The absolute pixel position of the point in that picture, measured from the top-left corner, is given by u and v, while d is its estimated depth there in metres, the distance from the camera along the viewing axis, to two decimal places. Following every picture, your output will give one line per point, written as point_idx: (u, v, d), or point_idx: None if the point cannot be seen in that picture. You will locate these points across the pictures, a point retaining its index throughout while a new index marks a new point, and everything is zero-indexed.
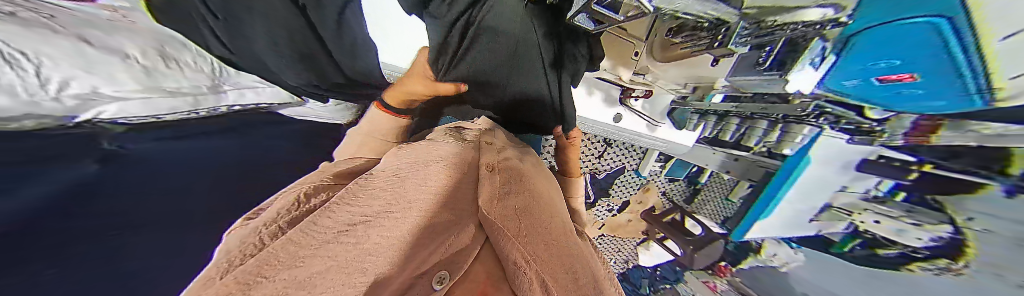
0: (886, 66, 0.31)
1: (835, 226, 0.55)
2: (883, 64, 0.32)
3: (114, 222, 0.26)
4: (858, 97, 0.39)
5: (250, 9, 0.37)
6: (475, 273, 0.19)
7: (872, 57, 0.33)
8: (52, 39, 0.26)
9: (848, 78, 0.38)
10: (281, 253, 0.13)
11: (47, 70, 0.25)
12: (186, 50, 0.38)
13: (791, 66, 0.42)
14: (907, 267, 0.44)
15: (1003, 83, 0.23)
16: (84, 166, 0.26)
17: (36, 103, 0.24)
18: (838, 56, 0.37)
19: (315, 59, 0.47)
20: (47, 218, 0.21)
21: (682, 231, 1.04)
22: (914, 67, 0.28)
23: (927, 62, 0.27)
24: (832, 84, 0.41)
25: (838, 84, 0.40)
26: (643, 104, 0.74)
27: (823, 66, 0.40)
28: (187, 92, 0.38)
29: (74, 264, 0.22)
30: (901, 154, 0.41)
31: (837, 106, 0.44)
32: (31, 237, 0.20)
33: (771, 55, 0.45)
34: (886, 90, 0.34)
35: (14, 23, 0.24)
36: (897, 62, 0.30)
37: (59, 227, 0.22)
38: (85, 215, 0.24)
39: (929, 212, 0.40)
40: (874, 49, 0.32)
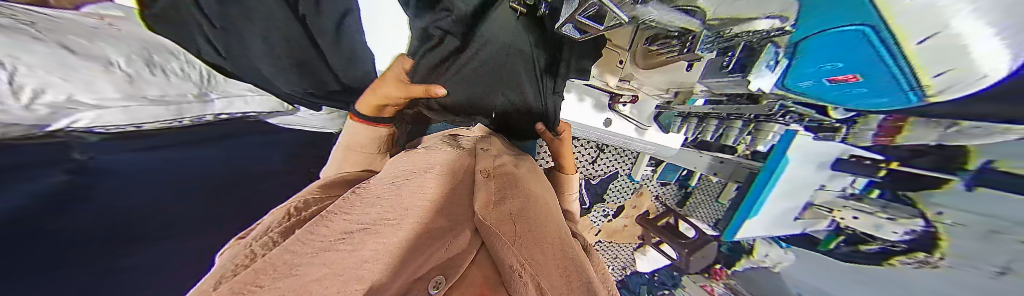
0: (831, 69, 0.32)
1: (820, 224, 0.57)
2: (828, 67, 0.32)
3: (90, 235, 0.24)
4: (818, 97, 0.40)
5: (252, 20, 0.42)
6: (472, 277, 0.19)
7: (818, 61, 0.33)
8: (28, 44, 0.23)
9: (803, 79, 0.37)
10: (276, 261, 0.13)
11: (21, 77, 0.22)
12: (174, 58, 0.38)
13: (751, 70, 0.43)
14: (888, 262, 0.45)
15: (929, 81, 0.26)
16: (55, 175, 0.24)
17: (4, 110, 0.20)
18: (790, 60, 0.36)
19: (310, 65, 0.50)
20: (29, 225, 0.20)
21: (676, 233, 1.04)
22: (858, 71, 0.30)
23: (868, 68, 0.28)
24: (790, 84, 0.40)
25: (794, 84, 0.40)
26: (632, 110, 0.76)
27: (776, 68, 0.39)
28: (169, 101, 0.35)
29: (50, 275, 0.20)
30: (869, 153, 0.45)
31: (800, 105, 0.46)
32: (12, 244, 0.18)
33: (733, 61, 0.46)
34: (836, 89, 0.35)
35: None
36: (841, 64, 0.30)
37: (40, 234, 0.21)
38: (65, 224, 0.23)
39: (901, 208, 0.43)
40: (819, 54, 0.32)
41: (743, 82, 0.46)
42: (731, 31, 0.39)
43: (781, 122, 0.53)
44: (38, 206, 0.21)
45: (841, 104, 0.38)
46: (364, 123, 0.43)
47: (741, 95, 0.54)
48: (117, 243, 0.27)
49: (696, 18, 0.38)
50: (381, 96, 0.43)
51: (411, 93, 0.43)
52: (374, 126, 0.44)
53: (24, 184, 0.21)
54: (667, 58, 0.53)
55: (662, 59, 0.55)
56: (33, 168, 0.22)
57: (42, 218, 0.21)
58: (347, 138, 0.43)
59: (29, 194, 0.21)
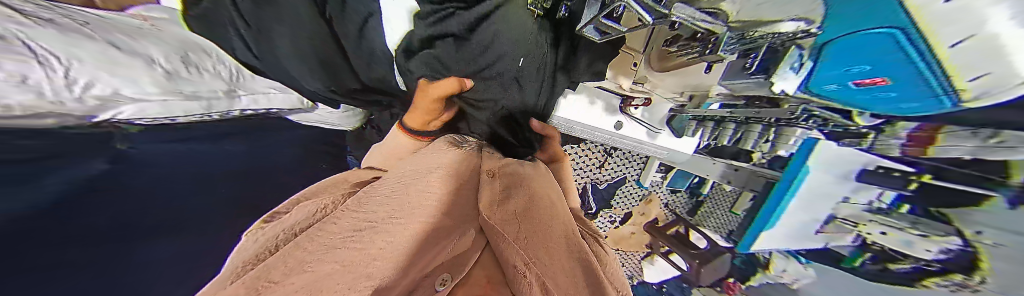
0: (858, 71, 0.29)
1: (843, 239, 0.55)
2: (855, 69, 0.29)
3: (114, 224, 0.26)
4: (845, 103, 0.38)
5: (280, 20, 0.43)
6: (476, 277, 0.19)
7: (845, 63, 0.30)
8: (78, 41, 0.25)
9: (828, 82, 0.35)
10: (284, 263, 0.13)
11: (75, 72, 0.24)
12: (207, 57, 0.40)
13: (774, 70, 0.40)
14: (922, 283, 0.41)
15: (964, 85, 0.21)
16: (94, 166, 0.26)
17: (59, 103, 0.22)
18: (815, 62, 0.35)
19: (333, 64, 0.51)
20: (52, 219, 0.21)
21: (687, 244, 1.03)
22: (885, 73, 0.27)
23: (898, 71, 0.25)
24: (814, 88, 0.38)
25: (819, 87, 0.37)
26: (643, 112, 0.74)
27: (802, 70, 0.37)
28: (204, 96, 0.37)
29: (62, 271, 0.21)
30: (898, 165, 0.42)
31: (825, 109, 0.44)
32: (32, 235, 0.19)
33: (756, 61, 0.44)
34: (865, 93, 0.32)
35: (47, 27, 0.24)
36: (869, 68, 0.28)
37: (60, 228, 0.21)
38: (90, 217, 0.24)
39: (931, 224, 0.40)
40: (842, 56, 0.30)
41: (764, 84, 0.43)
42: (755, 33, 0.39)
43: (804, 127, 0.52)
44: (70, 197, 0.23)
45: (869, 108, 0.36)
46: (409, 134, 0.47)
47: (761, 98, 0.51)
48: (137, 235, 0.28)
49: (720, 20, 0.36)
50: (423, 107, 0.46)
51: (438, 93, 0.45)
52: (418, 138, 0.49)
53: (53, 180, 0.22)
54: (687, 61, 0.52)
55: (678, 62, 0.55)
56: (61, 162, 0.23)
57: (73, 207, 0.23)
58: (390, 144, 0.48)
59: (57, 188, 0.22)
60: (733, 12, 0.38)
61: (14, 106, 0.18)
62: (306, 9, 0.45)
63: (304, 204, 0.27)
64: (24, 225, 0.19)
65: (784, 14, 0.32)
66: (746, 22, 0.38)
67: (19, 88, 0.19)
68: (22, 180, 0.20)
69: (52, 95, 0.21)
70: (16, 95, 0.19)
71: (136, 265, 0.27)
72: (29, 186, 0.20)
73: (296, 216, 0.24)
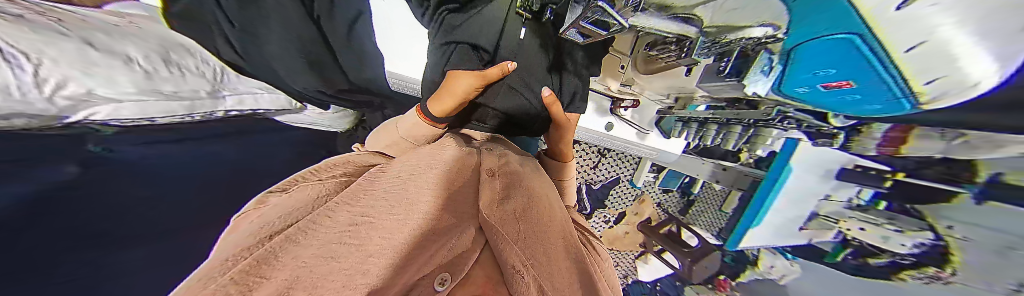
0: (825, 75, 0.30)
1: (826, 235, 0.56)
2: (821, 73, 0.31)
3: (90, 225, 0.25)
4: (818, 105, 0.39)
5: (265, 18, 0.42)
6: (475, 277, 0.19)
7: (812, 67, 0.32)
8: (52, 38, 0.24)
9: (798, 85, 0.36)
10: (269, 262, 0.13)
11: (46, 71, 0.23)
12: (190, 56, 0.38)
13: (746, 74, 0.42)
14: (897, 276, 0.42)
15: (922, 88, 0.22)
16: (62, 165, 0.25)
17: (29, 103, 0.21)
18: (783, 67, 0.36)
19: (322, 64, 0.50)
20: (21, 222, 0.20)
21: (679, 243, 1.04)
22: (850, 78, 0.28)
23: (863, 75, 0.26)
24: (785, 90, 0.40)
25: (791, 90, 0.38)
26: (633, 114, 0.76)
27: (772, 73, 0.39)
28: (185, 96, 0.36)
29: (32, 277, 0.20)
30: (877, 164, 0.44)
31: (800, 110, 0.45)
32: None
33: (728, 65, 0.46)
34: (831, 96, 0.33)
35: (17, 24, 0.23)
36: (834, 71, 0.29)
37: (31, 230, 0.20)
38: (61, 219, 0.23)
39: (910, 220, 0.41)
40: (811, 60, 0.31)
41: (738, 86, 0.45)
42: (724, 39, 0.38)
43: (779, 128, 0.54)
44: (47, 196, 0.22)
45: (839, 111, 0.37)
46: (428, 120, 0.46)
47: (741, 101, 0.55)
48: (113, 239, 0.27)
49: (693, 26, 0.38)
50: (460, 93, 0.46)
51: (490, 78, 0.47)
52: (434, 125, 0.47)
53: (28, 181, 0.21)
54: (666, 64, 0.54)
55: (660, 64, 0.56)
56: (32, 162, 0.22)
57: (47, 208, 0.22)
58: (405, 130, 0.46)
59: (29, 188, 0.21)
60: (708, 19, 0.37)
61: None
62: (297, 11, 0.44)
63: (301, 193, 0.27)
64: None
65: (755, 20, 0.32)
66: (719, 28, 0.37)
67: None
68: None
69: (20, 95, 0.21)
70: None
71: (110, 272, 0.26)
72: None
73: (291, 205, 0.24)
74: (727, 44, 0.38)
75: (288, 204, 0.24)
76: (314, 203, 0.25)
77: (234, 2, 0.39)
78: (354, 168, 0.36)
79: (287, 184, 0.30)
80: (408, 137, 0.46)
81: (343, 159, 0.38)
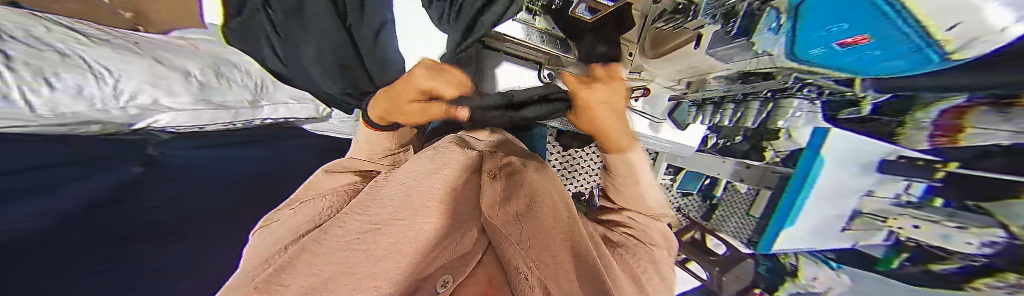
0: (838, 31, 0.30)
1: (875, 237, 0.51)
2: (834, 29, 0.30)
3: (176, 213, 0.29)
4: (829, 68, 0.37)
5: (306, 30, 0.50)
6: (476, 277, 0.22)
7: (826, 23, 0.30)
8: (128, 58, 0.29)
9: (812, 46, 0.35)
10: (287, 270, 0.13)
11: (122, 84, 0.27)
12: (236, 69, 0.44)
13: (753, 34, 0.42)
14: (972, 285, 0.36)
15: (943, 34, 0.23)
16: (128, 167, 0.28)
17: (108, 112, 0.25)
18: (794, 23, 0.35)
19: (352, 70, 0.54)
20: (123, 202, 0.23)
21: (703, 251, 0.97)
22: (868, 30, 0.27)
23: (878, 24, 0.26)
24: (800, 54, 0.37)
25: (805, 53, 0.37)
26: (644, 105, 0.72)
27: (780, 31, 0.38)
28: (231, 106, 0.40)
29: None
30: (921, 154, 0.39)
31: (826, 77, 0.41)
32: (116, 219, 0.21)
33: (736, 27, 0.45)
34: (849, 54, 0.32)
35: (105, 48, 0.28)
36: (847, 25, 0.28)
37: (144, 206, 0.25)
38: (161, 196, 0.26)
39: (971, 216, 0.36)
40: (826, 14, 0.30)
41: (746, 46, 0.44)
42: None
43: (800, 97, 0.51)
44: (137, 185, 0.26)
45: (857, 71, 0.35)
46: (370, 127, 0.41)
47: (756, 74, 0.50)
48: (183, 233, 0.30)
49: None
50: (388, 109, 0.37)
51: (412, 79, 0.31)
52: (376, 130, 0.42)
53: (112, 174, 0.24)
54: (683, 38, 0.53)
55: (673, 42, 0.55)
56: (109, 163, 0.25)
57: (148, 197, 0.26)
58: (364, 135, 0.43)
59: (118, 179, 0.24)
60: None
61: (66, 113, 0.21)
62: (332, 24, 0.52)
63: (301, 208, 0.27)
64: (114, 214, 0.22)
65: None
66: None
67: (69, 98, 0.22)
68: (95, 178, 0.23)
69: (103, 105, 0.25)
70: (70, 105, 0.22)
71: None
72: (87, 182, 0.22)
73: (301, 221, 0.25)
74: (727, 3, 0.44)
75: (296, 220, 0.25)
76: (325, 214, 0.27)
77: (286, 17, 0.50)
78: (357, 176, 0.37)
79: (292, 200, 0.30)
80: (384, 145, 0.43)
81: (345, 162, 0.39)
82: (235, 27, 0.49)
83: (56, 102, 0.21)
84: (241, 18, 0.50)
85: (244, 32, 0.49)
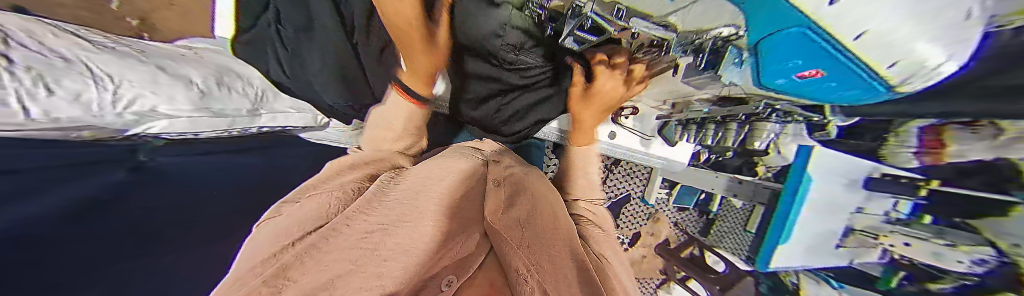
0: (794, 66, 0.28)
1: (869, 254, 0.51)
2: (790, 64, 0.28)
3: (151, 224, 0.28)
4: (797, 95, 0.36)
5: (310, 43, 0.51)
6: (478, 280, 0.19)
7: (781, 58, 0.28)
8: (133, 65, 0.30)
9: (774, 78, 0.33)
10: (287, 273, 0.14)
11: (122, 90, 0.27)
12: (239, 80, 0.43)
13: (719, 67, 0.38)
14: None
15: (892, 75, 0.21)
16: (115, 177, 0.28)
17: (101, 117, 0.25)
18: (754, 58, 0.31)
19: (353, 82, 0.57)
20: (85, 219, 0.23)
21: (703, 268, 0.95)
22: (823, 66, 0.25)
23: (836, 67, 0.24)
24: (768, 84, 0.35)
25: (770, 82, 0.34)
26: (633, 122, 0.75)
27: (744, 65, 0.35)
28: (229, 114, 0.39)
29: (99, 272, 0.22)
30: (901, 171, 0.41)
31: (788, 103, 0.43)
32: (69, 234, 0.21)
33: (702, 61, 0.40)
34: (810, 85, 0.30)
35: (112, 54, 0.28)
36: (801, 61, 0.26)
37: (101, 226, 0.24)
38: (124, 216, 0.26)
39: (960, 232, 0.36)
40: (778, 51, 0.27)
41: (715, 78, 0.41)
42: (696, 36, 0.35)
43: (774, 121, 0.54)
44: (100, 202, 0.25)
45: (811, 97, 0.35)
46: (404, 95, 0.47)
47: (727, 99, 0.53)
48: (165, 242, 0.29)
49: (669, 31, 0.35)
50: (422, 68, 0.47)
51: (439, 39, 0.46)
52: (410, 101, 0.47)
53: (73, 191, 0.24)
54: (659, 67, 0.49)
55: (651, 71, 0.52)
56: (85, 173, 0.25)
57: (112, 213, 0.25)
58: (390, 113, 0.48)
59: (76, 196, 0.23)
60: (680, 22, 0.34)
61: (60, 118, 0.21)
62: (338, 39, 0.51)
63: (313, 196, 0.29)
64: (64, 227, 0.20)
65: (716, 21, 0.30)
66: (691, 32, 0.35)
67: (66, 103, 0.22)
68: (51, 190, 0.21)
69: (98, 110, 0.25)
70: (64, 109, 0.22)
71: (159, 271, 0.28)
72: (42, 195, 0.21)
73: (304, 216, 0.25)
74: (696, 43, 0.36)
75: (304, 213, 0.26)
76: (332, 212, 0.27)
77: (292, 29, 0.49)
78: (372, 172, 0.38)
79: (306, 188, 0.32)
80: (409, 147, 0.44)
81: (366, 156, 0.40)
82: (238, 39, 0.48)
83: (54, 106, 0.21)
84: (249, 33, 0.49)
85: (246, 42, 0.49)
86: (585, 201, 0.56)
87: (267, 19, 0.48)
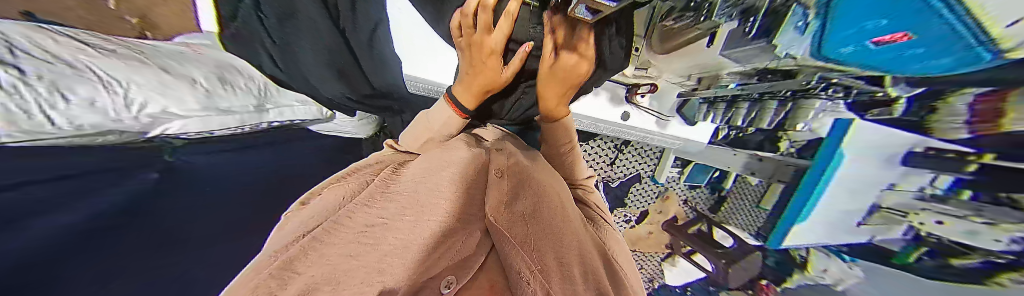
0: (875, 28, 0.30)
1: (892, 233, 0.49)
2: (870, 25, 0.30)
3: (157, 226, 0.29)
4: (869, 67, 0.36)
5: (299, 33, 0.47)
6: (480, 280, 0.24)
7: (862, 19, 0.30)
8: (137, 68, 0.30)
9: (842, 46, 0.35)
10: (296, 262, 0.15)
11: (133, 94, 0.27)
12: (239, 75, 0.44)
13: (776, 34, 0.42)
14: (994, 280, 0.35)
15: (1002, 34, 0.22)
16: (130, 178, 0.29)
17: (120, 121, 0.26)
18: (826, 21, 0.35)
19: (348, 73, 0.54)
20: (108, 230, 0.25)
21: (710, 243, 0.95)
22: (909, 27, 0.27)
23: (923, 20, 0.26)
24: (828, 53, 0.37)
25: (834, 51, 0.36)
26: (651, 101, 0.70)
27: (807, 31, 0.38)
28: (237, 111, 0.41)
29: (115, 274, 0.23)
30: (951, 145, 0.36)
31: (847, 77, 0.41)
32: (71, 245, 0.21)
33: (756, 25, 0.44)
34: (886, 53, 0.32)
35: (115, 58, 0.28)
36: (886, 21, 0.29)
37: (120, 235, 0.26)
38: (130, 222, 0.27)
39: (1004, 209, 0.33)
40: (863, 8, 0.30)
41: (768, 47, 0.44)
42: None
43: (824, 97, 0.48)
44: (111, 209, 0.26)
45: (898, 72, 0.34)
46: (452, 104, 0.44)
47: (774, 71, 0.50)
48: (173, 244, 0.30)
49: None
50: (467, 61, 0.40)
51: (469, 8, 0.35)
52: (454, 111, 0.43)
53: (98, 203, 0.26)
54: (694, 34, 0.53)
55: (687, 37, 0.54)
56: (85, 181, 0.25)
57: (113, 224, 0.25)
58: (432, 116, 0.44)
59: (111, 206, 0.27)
60: None
61: (84, 125, 0.22)
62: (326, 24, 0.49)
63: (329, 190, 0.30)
64: (64, 236, 0.21)
65: None
66: None
67: (87, 110, 0.23)
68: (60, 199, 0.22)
69: (115, 115, 0.25)
70: (84, 117, 0.22)
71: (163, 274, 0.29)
72: (52, 204, 0.21)
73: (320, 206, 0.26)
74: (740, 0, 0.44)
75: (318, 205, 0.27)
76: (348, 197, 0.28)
77: (276, 18, 0.46)
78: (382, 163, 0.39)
79: (336, 179, 0.34)
80: (443, 131, 0.44)
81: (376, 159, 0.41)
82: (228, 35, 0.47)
83: (75, 114, 0.21)
84: (236, 21, 0.46)
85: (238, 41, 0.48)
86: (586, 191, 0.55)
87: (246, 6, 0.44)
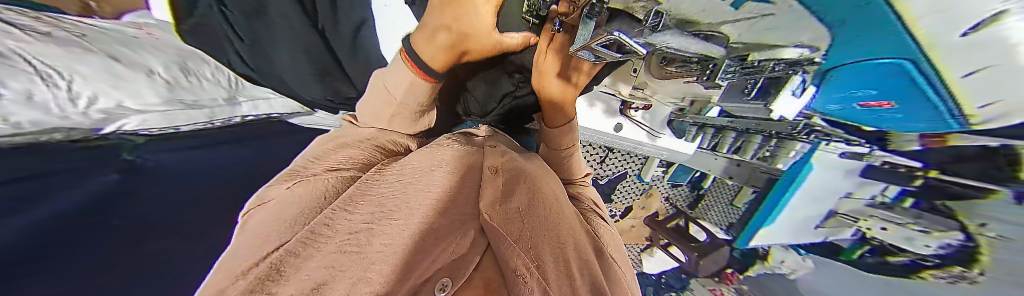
0: (864, 95, 0.28)
1: (843, 232, 0.53)
2: (861, 93, 0.28)
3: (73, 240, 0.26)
4: (857, 121, 0.36)
5: (276, 40, 0.63)
6: (476, 280, 0.20)
7: (853, 87, 0.28)
8: (80, 58, 0.38)
9: (831, 103, 0.35)
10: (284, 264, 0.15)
11: (76, 87, 0.36)
12: (204, 65, 0.57)
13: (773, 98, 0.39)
14: (920, 274, 0.41)
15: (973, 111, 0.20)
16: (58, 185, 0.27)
17: (64, 116, 0.34)
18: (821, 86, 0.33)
19: (331, 74, 0.71)
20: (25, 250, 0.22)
21: (686, 237, 1.03)
22: (893, 98, 0.25)
23: (901, 91, 0.23)
24: (819, 108, 0.37)
25: (822, 106, 0.37)
26: (643, 114, 0.80)
27: (802, 94, 0.35)
28: (203, 104, 0.53)
29: (55, 283, 0.21)
30: (906, 160, 0.38)
31: (829, 125, 0.41)
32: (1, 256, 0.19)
33: (755, 87, 0.40)
34: (871, 113, 0.32)
35: (61, 51, 0.36)
36: (875, 93, 0.27)
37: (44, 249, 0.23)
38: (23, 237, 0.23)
39: (939, 218, 0.38)
40: (852, 82, 0.27)
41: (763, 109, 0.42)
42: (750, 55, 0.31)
43: (806, 141, 0.49)
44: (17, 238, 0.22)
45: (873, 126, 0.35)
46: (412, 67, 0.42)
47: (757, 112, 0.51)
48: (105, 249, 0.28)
49: (716, 45, 0.31)
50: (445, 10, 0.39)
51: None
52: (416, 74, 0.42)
53: (34, 207, 0.26)
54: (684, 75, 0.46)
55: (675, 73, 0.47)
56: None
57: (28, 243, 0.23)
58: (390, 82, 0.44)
59: (46, 215, 0.26)
60: (735, 34, 0.29)
61: (21, 121, 0.29)
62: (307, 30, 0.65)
63: (309, 189, 0.29)
64: None
65: (788, 41, 0.26)
66: (747, 45, 0.29)
67: (26, 105, 0.30)
68: None
69: None
70: (23, 113, 0.29)
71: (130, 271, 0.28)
72: None
73: (290, 209, 0.25)
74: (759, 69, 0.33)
75: (286, 208, 0.25)
76: (322, 201, 0.27)
77: (243, 19, 0.59)
78: (362, 158, 0.37)
79: (299, 177, 0.32)
80: (407, 100, 0.44)
81: (352, 139, 0.41)
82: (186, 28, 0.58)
83: None
84: (195, 15, 0.58)
85: (192, 31, 0.59)
86: (579, 182, 0.57)
87: (211, 3, 0.57)
